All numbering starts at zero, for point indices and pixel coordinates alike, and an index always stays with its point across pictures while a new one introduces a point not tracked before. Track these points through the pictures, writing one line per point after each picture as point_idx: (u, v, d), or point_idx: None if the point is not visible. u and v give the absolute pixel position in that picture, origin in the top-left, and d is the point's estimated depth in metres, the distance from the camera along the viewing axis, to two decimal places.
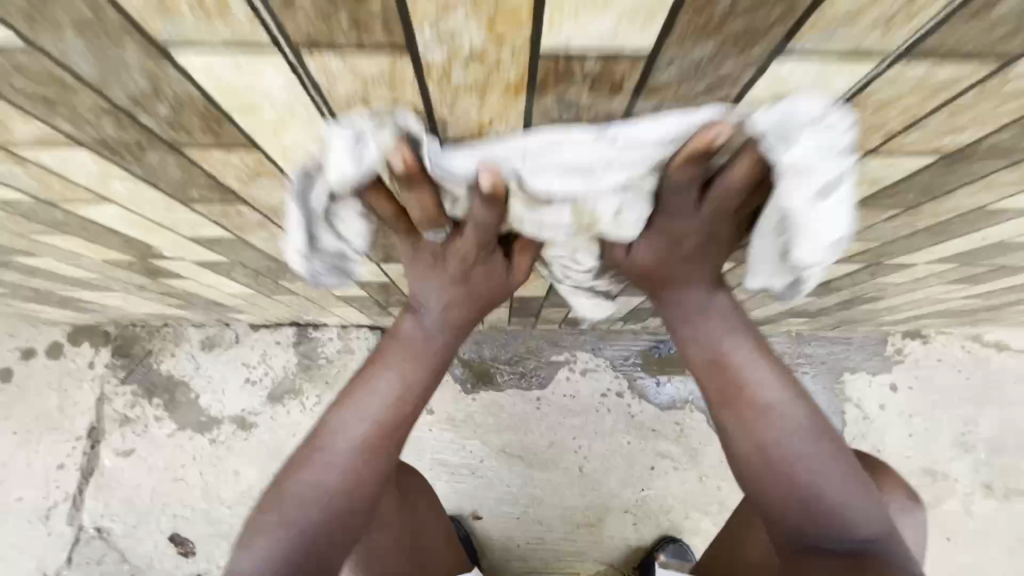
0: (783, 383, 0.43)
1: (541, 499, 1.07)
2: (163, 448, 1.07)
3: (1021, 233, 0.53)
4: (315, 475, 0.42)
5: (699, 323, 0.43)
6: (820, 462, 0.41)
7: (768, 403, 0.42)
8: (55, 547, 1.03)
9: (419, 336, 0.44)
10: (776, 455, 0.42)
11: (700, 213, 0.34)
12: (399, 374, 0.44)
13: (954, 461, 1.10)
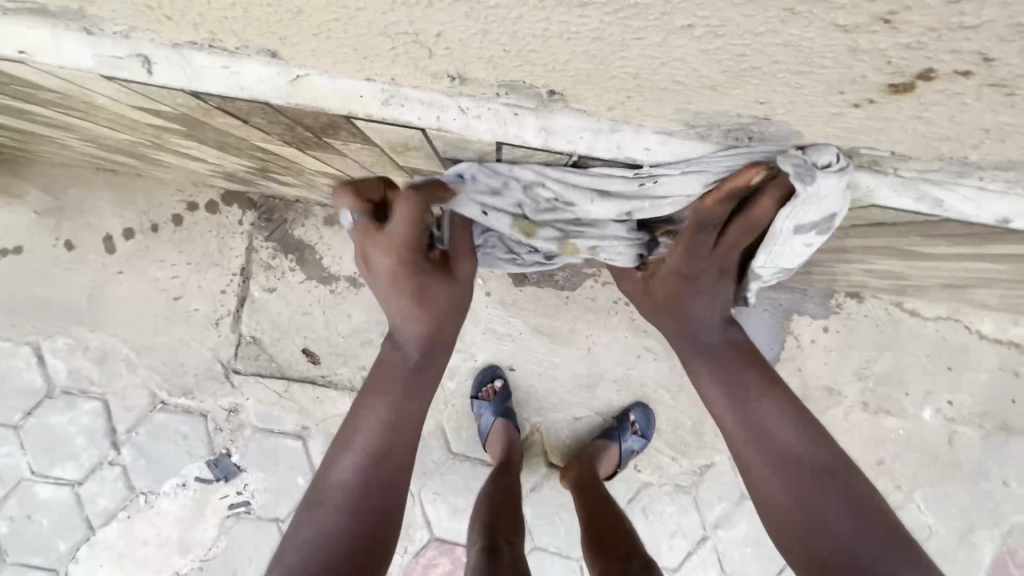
0: (778, 410, 0.69)
1: (558, 364, 1.51)
2: (296, 290, 1.46)
3: (901, 259, 0.86)
4: (355, 445, 0.74)
5: (714, 363, 0.74)
6: (803, 466, 0.67)
7: (772, 427, 0.69)
8: (224, 344, 1.47)
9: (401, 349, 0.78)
10: (780, 467, 0.67)
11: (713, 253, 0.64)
12: (380, 394, 0.77)
13: (849, 384, 1.53)
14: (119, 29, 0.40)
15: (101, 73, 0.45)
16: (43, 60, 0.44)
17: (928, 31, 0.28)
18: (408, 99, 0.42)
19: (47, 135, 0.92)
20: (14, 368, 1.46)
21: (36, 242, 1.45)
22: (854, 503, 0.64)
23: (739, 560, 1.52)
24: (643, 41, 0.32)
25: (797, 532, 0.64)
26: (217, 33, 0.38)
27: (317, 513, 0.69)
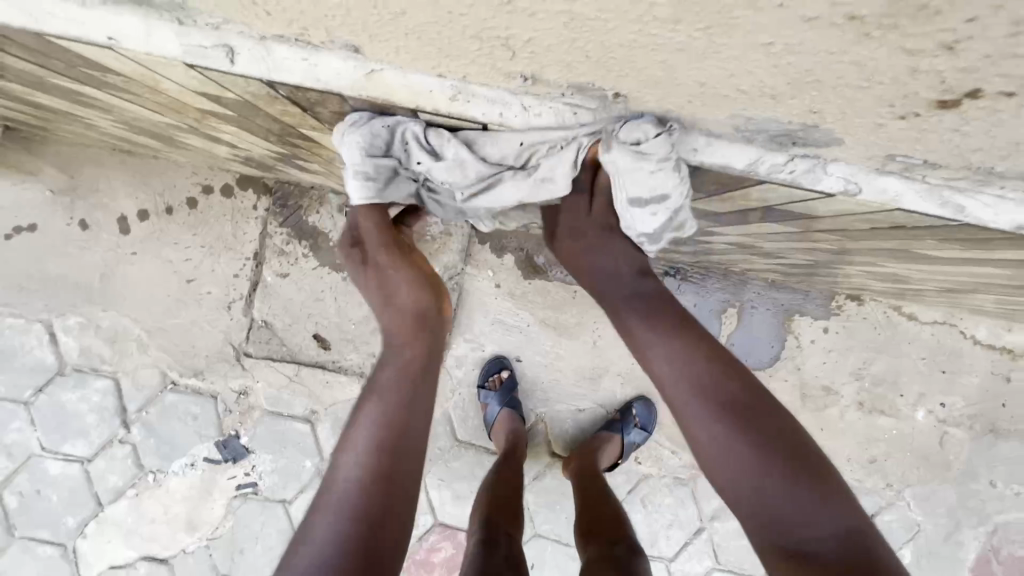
0: (689, 359, 0.73)
1: (564, 357, 1.54)
2: (309, 276, 1.47)
3: (907, 263, 0.89)
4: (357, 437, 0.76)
5: (642, 332, 0.76)
6: (722, 409, 0.69)
7: (692, 377, 0.72)
8: (236, 327, 1.48)
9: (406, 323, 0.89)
10: (708, 419, 0.69)
11: (590, 215, 0.76)
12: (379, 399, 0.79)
13: (845, 384, 1.58)
14: (211, 18, 0.42)
15: (181, 60, 0.46)
16: (127, 46, 0.46)
17: (987, 59, 0.31)
18: (476, 95, 0.45)
19: (80, 115, 0.93)
20: (26, 344, 1.47)
21: (50, 220, 1.45)
22: (772, 441, 0.67)
23: (733, 550, 1.56)
24: (721, 54, 0.35)
25: (733, 485, 0.68)
26: (308, 27, 0.40)
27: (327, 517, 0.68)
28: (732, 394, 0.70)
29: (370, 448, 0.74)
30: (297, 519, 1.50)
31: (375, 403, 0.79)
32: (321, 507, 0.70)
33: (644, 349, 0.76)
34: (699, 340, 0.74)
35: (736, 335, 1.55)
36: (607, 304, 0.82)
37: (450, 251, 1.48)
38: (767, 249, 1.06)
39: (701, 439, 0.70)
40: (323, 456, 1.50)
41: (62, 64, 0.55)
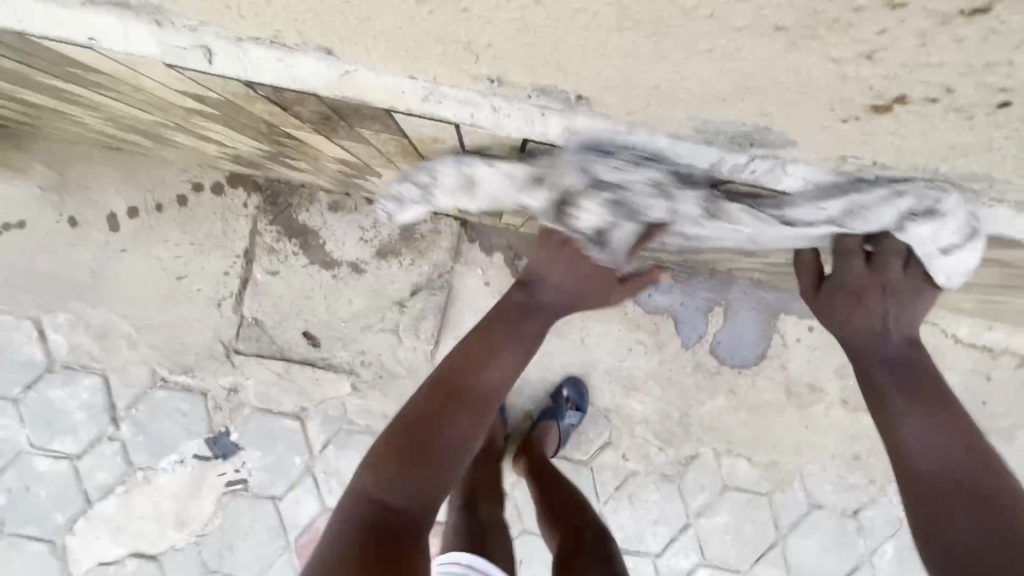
0: (936, 429, 0.73)
1: (552, 355, 1.55)
2: (298, 273, 1.48)
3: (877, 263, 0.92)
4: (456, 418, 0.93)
5: (904, 395, 0.76)
6: (951, 479, 0.69)
7: (949, 448, 0.72)
8: (225, 324, 1.49)
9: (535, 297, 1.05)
10: (940, 482, 0.70)
11: (876, 275, 0.74)
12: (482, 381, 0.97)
13: (830, 382, 1.58)
14: (182, 20, 0.43)
15: (159, 60, 0.48)
16: (106, 45, 0.47)
17: (902, 68, 0.33)
18: (443, 96, 0.46)
19: (68, 113, 0.94)
20: (15, 341, 1.47)
21: (38, 217, 1.45)
22: (1000, 524, 0.64)
23: (719, 546, 1.58)
24: (668, 60, 0.36)
25: (950, 549, 0.65)
26: (281, 31, 0.42)
27: (376, 476, 0.86)
28: (960, 470, 0.70)
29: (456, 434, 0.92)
30: (287, 515, 1.51)
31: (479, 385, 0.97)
32: (377, 461, 0.88)
33: (915, 402, 0.76)
34: (952, 422, 0.74)
35: (722, 334, 1.56)
36: (859, 367, 0.82)
37: (439, 249, 1.48)
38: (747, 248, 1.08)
39: (929, 501, 0.69)
40: (313, 452, 1.51)
41: (44, 62, 0.56)
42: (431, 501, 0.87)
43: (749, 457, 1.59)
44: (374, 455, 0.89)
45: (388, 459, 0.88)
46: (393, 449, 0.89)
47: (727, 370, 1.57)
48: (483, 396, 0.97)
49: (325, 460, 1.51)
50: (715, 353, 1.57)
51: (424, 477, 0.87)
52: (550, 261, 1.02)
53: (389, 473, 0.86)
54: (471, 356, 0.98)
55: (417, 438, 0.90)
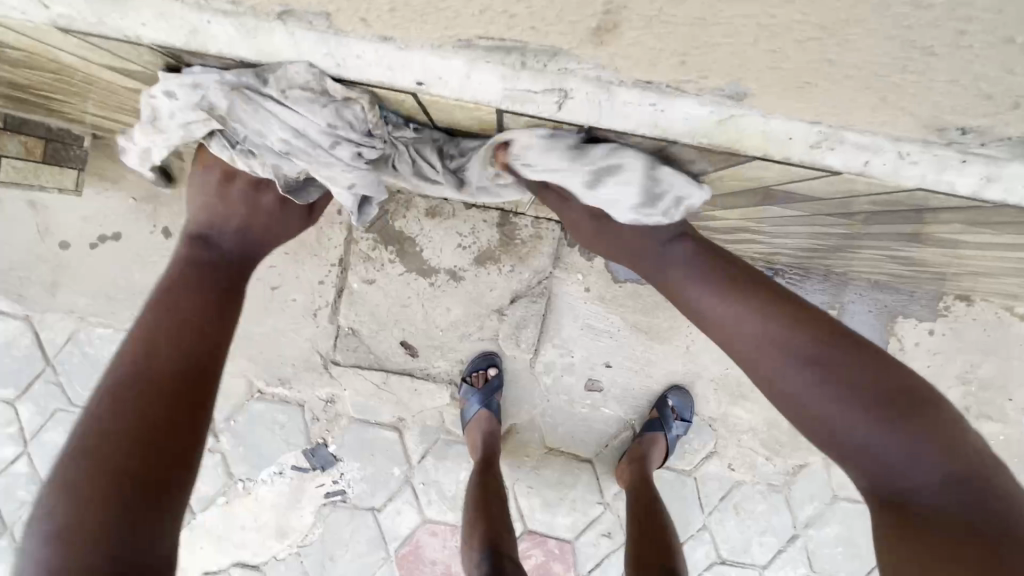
0: (743, 302, 0.69)
1: (654, 362, 1.49)
2: (395, 282, 1.44)
3: None
4: (150, 368, 0.68)
5: (677, 272, 0.74)
6: (798, 355, 0.64)
7: (760, 323, 0.67)
8: (322, 335, 1.46)
9: (223, 254, 0.83)
10: (777, 360, 0.65)
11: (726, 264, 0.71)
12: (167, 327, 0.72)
13: (950, 387, 1.49)
14: (580, 68, 0.34)
15: (494, 104, 0.38)
16: (436, 89, 0.37)
17: None
18: (844, 142, 0.38)
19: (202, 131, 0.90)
20: (114, 354, 1.46)
21: (134, 229, 1.43)
22: (866, 384, 0.61)
23: (829, 558, 1.53)
24: None
25: (821, 432, 0.62)
26: (698, 75, 0.34)
27: (69, 528, 0.56)
28: (779, 335, 0.66)
29: (141, 391, 0.67)
30: (387, 527, 1.49)
31: (178, 334, 0.72)
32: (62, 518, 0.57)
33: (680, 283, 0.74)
34: (762, 294, 0.69)
35: None
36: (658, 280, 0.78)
37: (540, 255, 1.43)
38: (914, 258, 1.00)
39: (771, 380, 0.66)
40: (411, 464, 1.48)
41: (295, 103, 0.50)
42: (165, 502, 0.61)
43: None
44: (48, 510, 0.58)
45: (75, 501, 0.57)
46: (82, 493, 0.58)
47: None
48: (190, 356, 0.72)
49: (424, 471, 1.48)
50: None
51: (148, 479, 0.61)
52: (212, 203, 0.83)
53: (87, 483, 0.59)
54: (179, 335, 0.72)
55: (121, 448, 0.62)
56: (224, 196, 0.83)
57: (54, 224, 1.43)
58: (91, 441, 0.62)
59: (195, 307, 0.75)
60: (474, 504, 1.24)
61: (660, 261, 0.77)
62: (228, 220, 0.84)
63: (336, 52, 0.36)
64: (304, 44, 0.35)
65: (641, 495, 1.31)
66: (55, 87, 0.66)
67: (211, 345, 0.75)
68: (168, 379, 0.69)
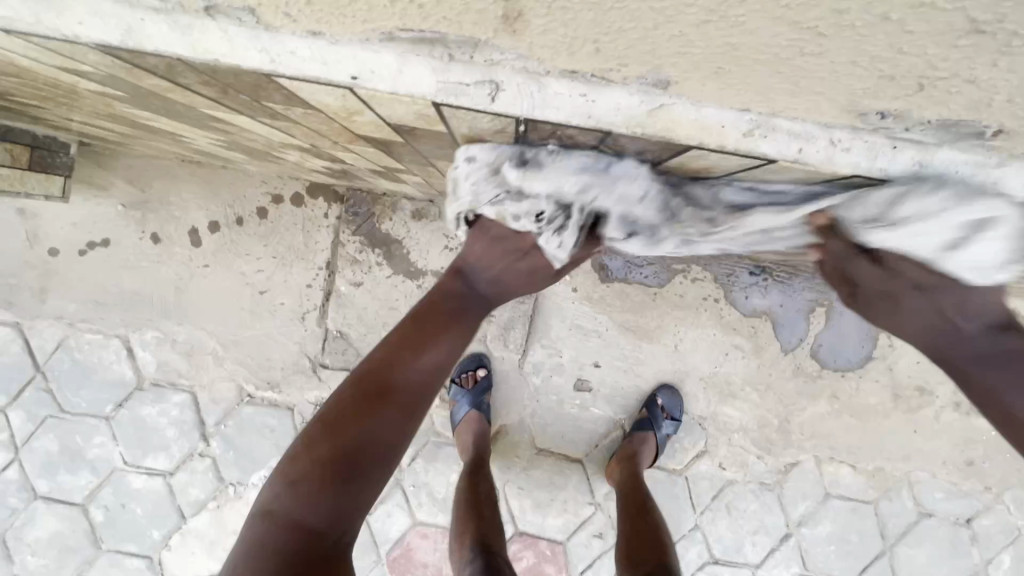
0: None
1: (643, 362, 1.48)
2: (383, 285, 1.44)
3: None
4: (367, 370, 0.71)
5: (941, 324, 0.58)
6: None
7: None
8: (311, 339, 1.46)
9: (473, 295, 0.80)
10: None
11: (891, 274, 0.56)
12: (407, 343, 0.73)
13: (942, 383, 1.48)
14: (503, 58, 0.29)
15: (430, 98, 0.34)
16: (371, 85, 0.33)
17: None
18: (777, 128, 0.32)
19: (181, 135, 0.90)
20: (105, 359, 1.47)
21: (123, 235, 1.44)
22: None
23: (822, 556, 1.52)
24: None
25: None
26: (622, 64, 0.29)
27: (284, 505, 0.61)
28: None
29: (354, 395, 0.69)
30: (378, 529, 1.49)
31: (402, 349, 0.73)
32: (273, 494, 0.63)
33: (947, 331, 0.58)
34: None
35: (823, 336, 1.47)
36: (934, 330, 0.58)
37: None
38: None
39: None
40: (401, 466, 1.48)
41: (243, 108, 0.47)
42: (354, 512, 0.63)
43: (853, 464, 1.51)
44: (282, 469, 0.65)
45: (302, 465, 0.64)
46: (295, 474, 0.63)
47: (830, 374, 1.49)
48: (416, 379, 0.72)
49: (414, 473, 1.48)
50: (817, 357, 1.48)
51: (351, 475, 0.64)
52: (484, 246, 0.74)
53: (304, 476, 0.62)
54: (407, 338, 0.74)
55: (335, 448, 0.65)
56: (497, 244, 0.73)
57: (43, 230, 1.44)
58: (315, 435, 0.66)
59: (418, 326, 0.74)
60: (465, 505, 1.23)
61: (904, 299, 0.57)
62: (491, 269, 0.76)
63: (268, 46, 0.31)
64: (235, 41, 0.31)
65: (631, 495, 1.30)
66: (24, 91, 0.66)
67: (425, 387, 0.73)
68: (378, 404, 0.68)
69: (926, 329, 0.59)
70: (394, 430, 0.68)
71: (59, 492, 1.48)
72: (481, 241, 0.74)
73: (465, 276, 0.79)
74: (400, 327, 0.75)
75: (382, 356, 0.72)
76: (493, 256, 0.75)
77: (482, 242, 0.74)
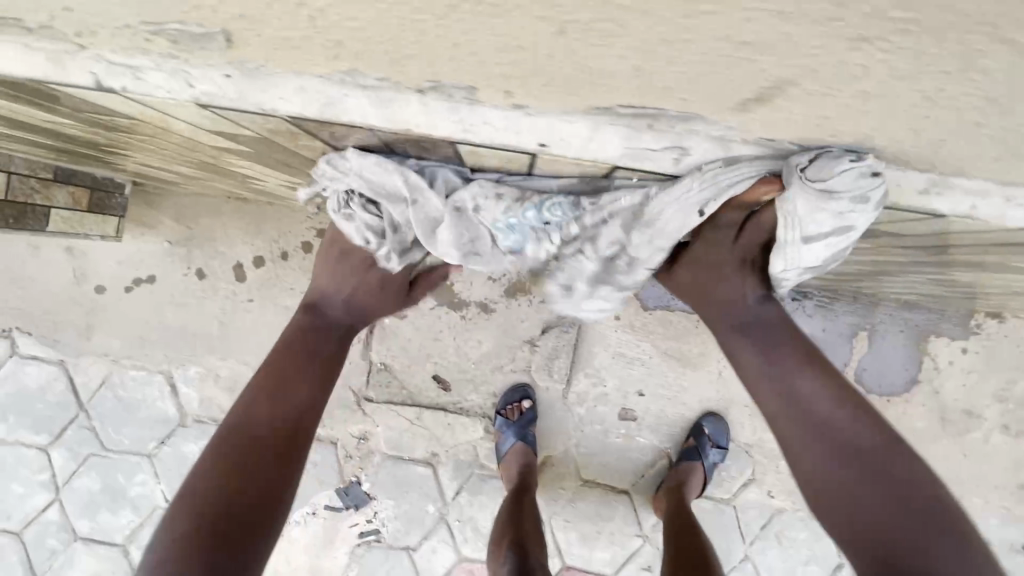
0: (802, 377, 0.72)
1: (687, 389, 1.48)
2: (427, 315, 1.44)
3: None
4: (242, 424, 0.75)
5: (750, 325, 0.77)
6: (815, 422, 0.69)
7: (806, 391, 0.71)
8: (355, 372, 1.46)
9: (330, 323, 0.90)
10: (801, 419, 0.70)
11: (736, 245, 0.73)
12: (273, 381, 0.80)
13: (988, 406, 1.47)
14: (679, 122, 0.36)
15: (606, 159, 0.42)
16: (556, 149, 0.41)
17: None
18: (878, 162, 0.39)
19: (252, 177, 0.92)
20: (147, 396, 1.47)
21: (169, 271, 1.46)
22: (862, 460, 0.66)
23: None
24: None
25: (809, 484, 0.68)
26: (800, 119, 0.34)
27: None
28: (817, 403, 0.70)
29: (223, 451, 0.72)
30: (423, 566, 1.46)
31: (263, 393, 0.78)
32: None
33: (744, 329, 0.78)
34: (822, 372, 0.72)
35: (867, 360, 1.47)
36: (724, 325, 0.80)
37: None
38: (959, 280, 0.99)
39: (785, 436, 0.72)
40: (446, 500, 1.46)
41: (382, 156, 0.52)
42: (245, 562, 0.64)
43: None
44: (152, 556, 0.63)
45: (172, 539, 0.63)
46: (165, 548, 0.63)
47: (874, 398, 1.48)
48: (279, 422, 0.77)
49: (459, 507, 1.46)
50: (862, 382, 1.48)
51: (230, 527, 0.65)
52: (331, 278, 0.89)
53: (180, 546, 0.62)
54: (267, 384, 0.79)
55: (209, 506, 0.66)
56: (332, 271, 0.90)
57: (90, 268, 1.45)
58: (179, 499, 0.68)
59: (274, 369, 0.81)
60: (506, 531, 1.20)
61: (719, 293, 0.79)
62: (334, 295, 0.90)
63: (466, 118, 0.38)
64: (436, 115, 0.38)
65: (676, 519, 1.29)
66: (128, 143, 0.68)
67: (295, 428, 0.78)
68: (249, 453, 0.72)
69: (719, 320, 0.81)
70: (268, 473, 0.72)
71: (99, 533, 1.47)
72: (326, 273, 0.90)
73: (320, 312, 0.90)
74: (260, 372, 0.80)
75: (258, 407, 0.77)
76: (336, 282, 0.90)
77: (325, 274, 0.91)
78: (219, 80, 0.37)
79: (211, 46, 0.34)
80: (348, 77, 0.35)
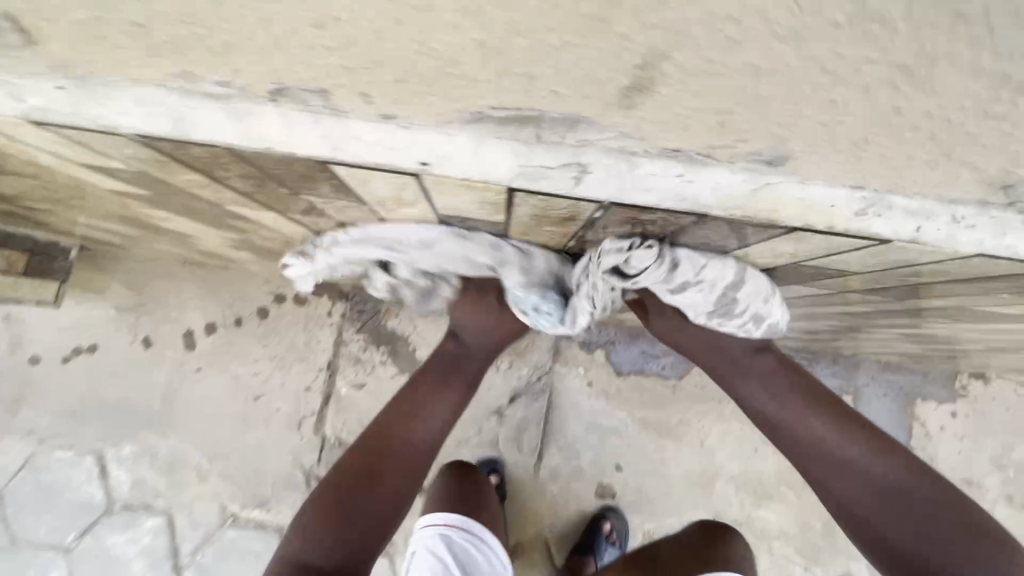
0: (820, 417, 0.72)
1: (668, 461, 1.37)
2: (387, 385, 1.35)
3: None
4: (381, 429, 0.82)
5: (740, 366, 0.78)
6: (847, 461, 0.68)
7: (821, 431, 0.71)
8: (307, 448, 1.34)
9: (469, 350, 0.89)
10: (822, 457, 0.70)
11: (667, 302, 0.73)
12: (420, 394, 0.86)
13: (988, 475, 1.38)
14: (571, 139, 0.32)
15: (502, 181, 0.36)
16: (440, 170, 0.35)
17: None
18: (832, 190, 0.33)
19: (189, 235, 0.88)
20: (74, 479, 1.33)
21: (112, 339, 1.37)
22: (897, 491, 0.65)
23: None
24: None
25: (841, 518, 0.69)
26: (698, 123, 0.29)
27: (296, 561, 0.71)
28: (846, 442, 0.69)
29: (370, 446, 0.81)
30: None
31: (404, 400, 0.85)
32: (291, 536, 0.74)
33: (750, 373, 0.78)
34: (830, 404, 0.73)
35: None
36: (728, 371, 0.79)
37: (538, 348, 1.37)
38: (935, 338, 0.95)
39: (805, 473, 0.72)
40: None
41: (284, 207, 0.46)
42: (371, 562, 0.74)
43: None
44: (295, 536, 0.74)
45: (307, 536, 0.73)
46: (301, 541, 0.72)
47: None
48: (411, 442, 0.82)
49: None
50: None
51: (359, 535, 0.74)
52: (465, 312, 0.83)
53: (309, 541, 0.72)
54: (409, 404, 0.85)
55: (351, 509, 0.75)
56: (469, 307, 0.83)
57: (27, 337, 1.36)
58: (326, 487, 0.78)
59: (415, 387, 0.87)
60: None
61: (710, 339, 0.78)
62: (470, 323, 0.84)
63: (332, 135, 0.33)
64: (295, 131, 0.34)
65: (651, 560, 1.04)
66: (35, 193, 0.64)
67: (422, 448, 0.84)
68: (386, 459, 0.80)
69: (712, 366, 0.80)
70: (391, 492, 0.79)
71: None
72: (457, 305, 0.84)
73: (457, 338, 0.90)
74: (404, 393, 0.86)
75: (398, 424, 0.83)
76: (467, 314, 0.84)
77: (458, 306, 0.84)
78: (51, 92, 0.34)
79: (13, 40, 0.30)
80: (188, 84, 0.31)
